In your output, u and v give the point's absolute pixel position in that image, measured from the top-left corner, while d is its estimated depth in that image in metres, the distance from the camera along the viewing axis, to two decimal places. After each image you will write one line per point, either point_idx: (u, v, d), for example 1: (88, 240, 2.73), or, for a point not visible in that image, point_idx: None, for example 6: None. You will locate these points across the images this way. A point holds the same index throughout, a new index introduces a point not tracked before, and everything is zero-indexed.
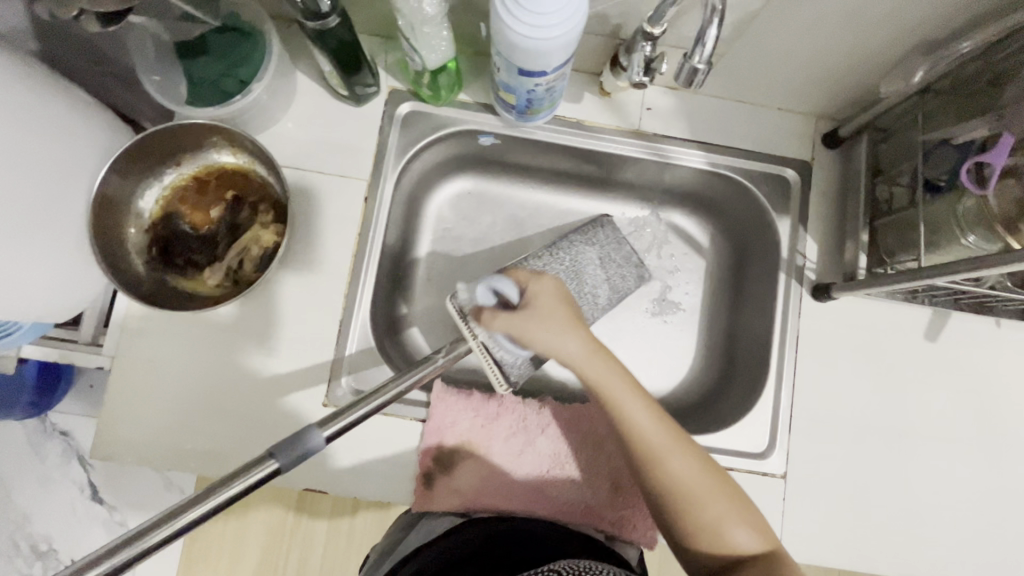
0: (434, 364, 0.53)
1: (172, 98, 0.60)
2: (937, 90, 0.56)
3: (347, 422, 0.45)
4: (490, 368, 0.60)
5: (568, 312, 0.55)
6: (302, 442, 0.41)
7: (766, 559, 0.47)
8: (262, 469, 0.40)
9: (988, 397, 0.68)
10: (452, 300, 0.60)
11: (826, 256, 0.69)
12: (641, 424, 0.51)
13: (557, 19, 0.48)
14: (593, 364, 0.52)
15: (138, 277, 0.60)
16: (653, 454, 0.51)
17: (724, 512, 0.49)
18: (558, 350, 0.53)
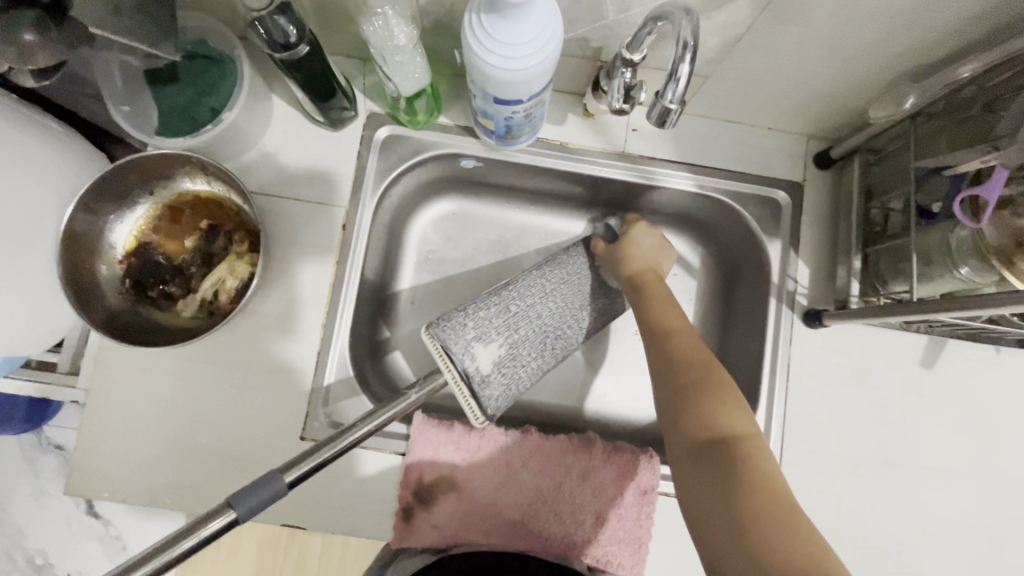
0: (408, 401, 0.51)
1: (140, 127, 0.58)
2: (931, 114, 0.54)
3: (314, 465, 0.43)
4: (467, 403, 0.53)
5: (654, 260, 0.63)
6: (263, 490, 0.40)
7: (748, 443, 0.45)
8: (220, 518, 0.38)
9: (986, 427, 0.66)
10: (429, 329, 0.54)
11: (818, 280, 0.67)
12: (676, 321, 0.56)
13: (533, 49, 0.46)
14: (661, 304, 0.58)
15: (111, 310, 0.59)
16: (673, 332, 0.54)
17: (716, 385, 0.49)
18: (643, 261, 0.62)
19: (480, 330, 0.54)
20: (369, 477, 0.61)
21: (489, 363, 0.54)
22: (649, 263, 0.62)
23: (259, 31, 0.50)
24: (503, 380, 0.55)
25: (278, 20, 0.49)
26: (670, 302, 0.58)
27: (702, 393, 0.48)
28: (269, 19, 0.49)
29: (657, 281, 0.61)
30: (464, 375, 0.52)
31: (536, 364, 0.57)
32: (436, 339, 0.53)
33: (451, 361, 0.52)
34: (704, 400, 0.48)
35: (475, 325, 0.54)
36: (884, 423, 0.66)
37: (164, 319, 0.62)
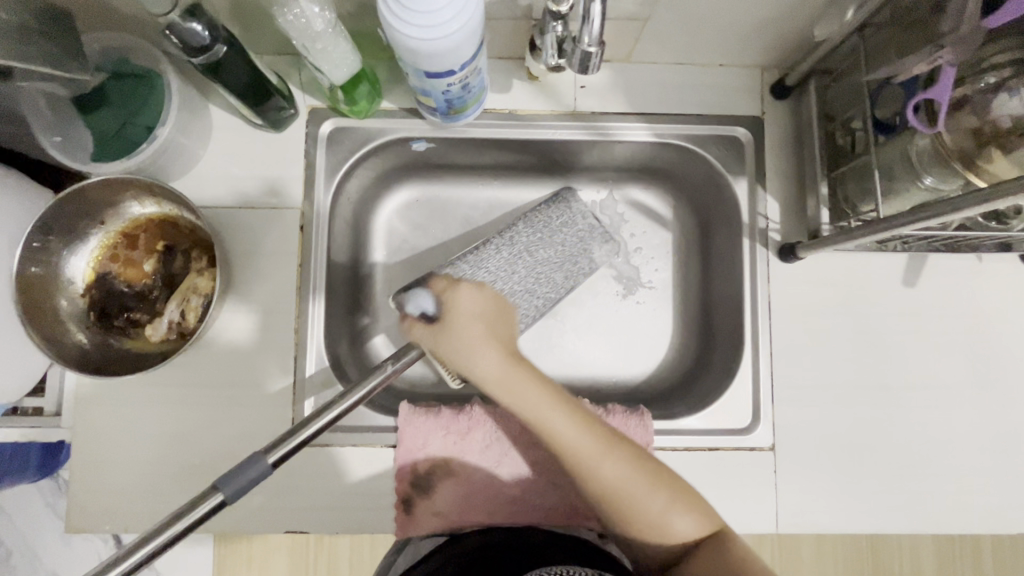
0: (384, 373, 0.53)
1: (73, 158, 0.56)
2: (877, 24, 0.52)
3: (291, 446, 0.47)
4: (438, 365, 0.57)
5: (497, 333, 0.54)
6: (245, 474, 0.44)
7: (724, 534, 0.50)
8: (207, 502, 0.43)
9: (978, 335, 0.65)
10: (393, 306, 0.57)
11: (789, 213, 0.66)
12: (560, 430, 0.51)
13: (455, 9, 0.45)
14: (551, 414, 0.51)
15: (81, 345, 0.59)
16: (577, 461, 0.51)
17: (665, 510, 0.50)
18: (467, 365, 0.53)
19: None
20: (365, 472, 0.61)
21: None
22: (499, 337, 0.54)
23: (172, 39, 0.49)
24: None
25: (189, 23, 0.48)
26: (513, 372, 0.52)
27: (652, 519, 0.50)
28: (181, 24, 0.47)
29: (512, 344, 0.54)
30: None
31: (509, 322, 0.60)
32: (406, 309, 0.56)
33: (421, 327, 0.55)
34: (630, 513, 0.50)
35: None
36: (873, 346, 0.65)
37: (134, 347, 0.61)
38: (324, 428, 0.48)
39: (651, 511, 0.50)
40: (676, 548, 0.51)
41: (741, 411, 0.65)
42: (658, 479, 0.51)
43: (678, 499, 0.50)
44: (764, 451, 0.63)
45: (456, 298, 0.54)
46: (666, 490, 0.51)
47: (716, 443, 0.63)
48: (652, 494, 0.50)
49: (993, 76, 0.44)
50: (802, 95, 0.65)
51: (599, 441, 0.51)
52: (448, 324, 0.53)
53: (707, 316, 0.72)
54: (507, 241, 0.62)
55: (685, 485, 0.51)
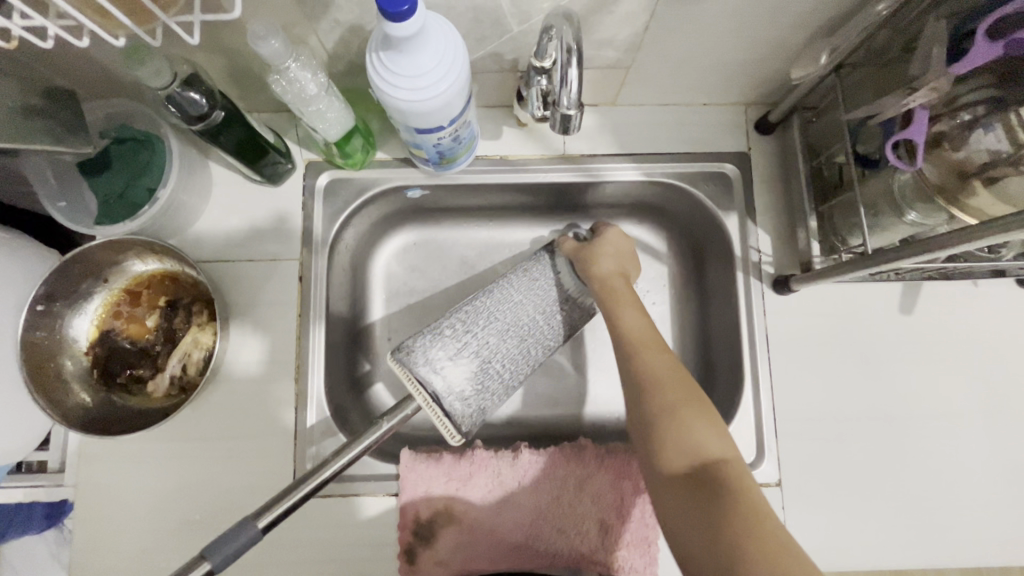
0: (379, 430, 0.52)
1: (79, 221, 0.58)
2: (853, 65, 0.54)
3: (282, 510, 0.46)
4: (439, 421, 0.55)
5: (621, 263, 0.63)
6: (233, 540, 0.43)
7: (728, 465, 0.45)
8: (195, 571, 0.41)
9: (978, 362, 0.65)
10: (394, 357, 0.55)
11: (780, 246, 0.67)
12: (629, 321, 0.56)
13: (443, 70, 0.46)
14: (625, 306, 0.57)
15: (84, 405, 0.59)
16: (637, 339, 0.54)
17: (682, 408, 0.48)
18: (614, 279, 0.60)
19: (450, 351, 0.56)
20: (367, 525, 0.60)
21: (460, 380, 0.55)
22: (612, 263, 0.62)
23: (171, 108, 0.51)
24: (479, 395, 0.56)
25: (187, 93, 0.50)
26: (632, 301, 0.58)
27: (674, 429, 0.47)
28: (178, 95, 0.50)
29: (621, 281, 0.61)
30: (435, 395, 0.54)
31: (512, 375, 0.59)
32: (404, 366, 0.54)
33: (419, 383, 0.54)
34: (676, 429, 0.47)
35: (443, 346, 0.56)
36: (874, 376, 0.65)
37: (136, 403, 0.62)
38: (315, 489, 0.48)
39: (671, 431, 0.47)
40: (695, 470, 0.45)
41: (745, 446, 0.64)
42: (701, 403, 0.49)
43: (695, 412, 0.48)
44: (770, 486, 0.63)
45: (609, 235, 0.65)
46: (675, 397, 0.49)
47: None
48: (686, 413, 0.48)
49: (968, 113, 0.45)
50: (786, 130, 0.66)
51: (655, 334, 0.55)
52: (591, 250, 0.63)
53: (707, 349, 0.72)
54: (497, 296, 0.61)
55: (703, 399, 0.50)
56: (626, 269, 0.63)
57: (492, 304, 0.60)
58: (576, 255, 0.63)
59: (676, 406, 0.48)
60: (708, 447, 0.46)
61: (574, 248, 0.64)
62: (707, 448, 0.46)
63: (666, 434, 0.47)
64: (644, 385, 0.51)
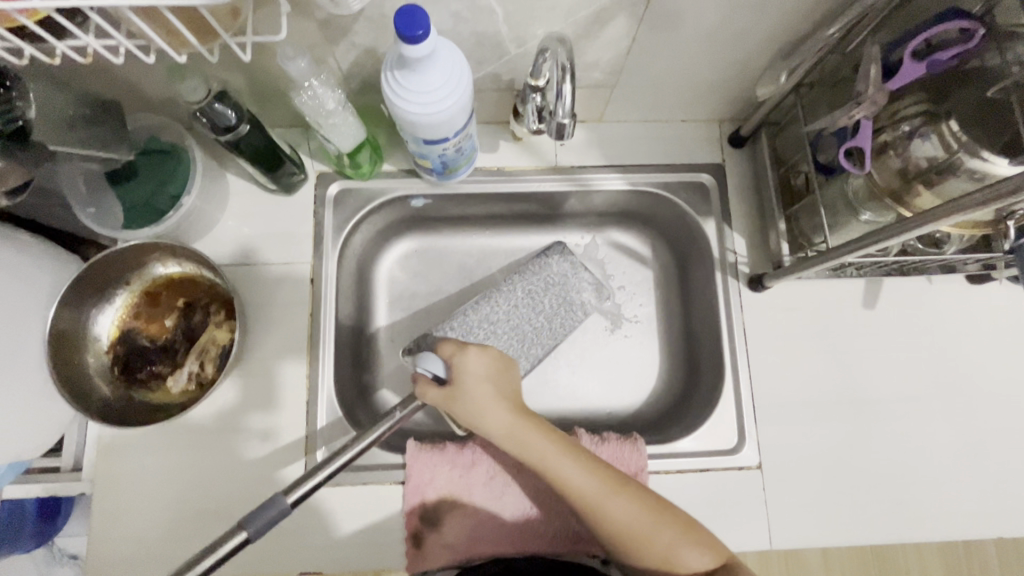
0: (395, 418, 0.57)
1: (108, 226, 0.63)
2: (810, 83, 0.61)
3: (310, 487, 0.51)
4: (450, 415, 0.63)
5: (503, 397, 0.60)
6: (269, 510, 0.47)
7: (727, 565, 0.53)
8: (234, 539, 0.46)
9: (936, 351, 0.71)
10: (409, 351, 0.71)
11: (755, 248, 0.73)
12: (572, 475, 0.56)
13: (450, 89, 0.52)
14: (539, 445, 0.58)
15: (105, 400, 0.62)
16: (589, 503, 0.55)
17: (675, 543, 0.53)
18: (488, 426, 0.59)
19: (449, 346, 0.67)
20: (373, 509, 0.64)
21: None
22: (490, 392, 0.60)
23: (202, 120, 0.56)
24: None
25: (218, 107, 0.55)
26: (521, 426, 0.59)
27: (666, 552, 0.53)
28: (209, 108, 0.55)
29: (507, 401, 0.60)
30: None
31: (513, 369, 0.68)
32: (418, 371, 0.61)
33: (432, 380, 0.62)
34: (671, 553, 0.53)
35: (452, 348, 0.65)
36: (844, 365, 0.70)
37: (155, 398, 0.65)
38: (340, 468, 0.52)
39: (658, 548, 0.53)
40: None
41: (728, 432, 0.69)
42: (659, 513, 0.54)
43: (682, 533, 0.54)
44: (751, 468, 0.67)
45: (465, 361, 0.60)
46: (669, 528, 0.54)
47: (705, 464, 0.67)
48: (662, 537, 0.53)
49: (906, 124, 0.52)
50: (756, 143, 0.73)
51: (603, 484, 0.56)
52: (456, 390, 0.58)
53: (690, 345, 0.77)
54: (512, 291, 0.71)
55: (688, 519, 0.55)
56: (503, 378, 0.62)
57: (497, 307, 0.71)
58: (445, 403, 0.58)
59: (668, 545, 0.53)
60: (694, 561, 0.53)
61: (470, 344, 0.62)
62: (698, 565, 0.53)
63: (659, 559, 0.53)
64: (624, 541, 0.54)
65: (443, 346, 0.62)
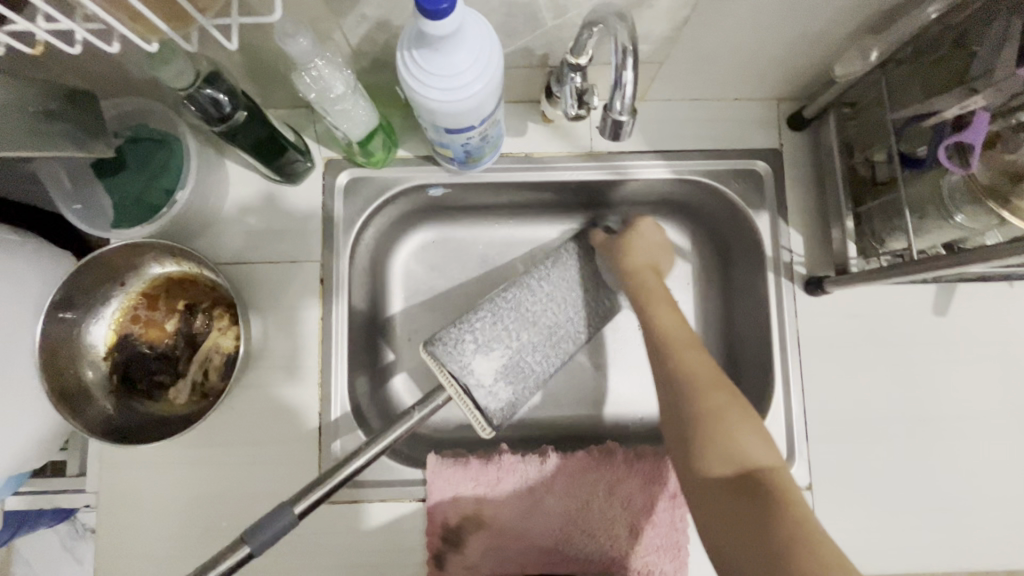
0: (412, 419, 0.53)
1: (95, 224, 0.56)
2: (900, 59, 0.52)
3: (317, 498, 0.48)
4: (472, 415, 0.55)
5: (659, 255, 0.63)
6: (270, 526, 0.45)
7: (773, 475, 0.45)
8: (235, 553, 0.44)
9: (1014, 364, 0.64)
10: (425, 348, 0.55)
11: (813, 246, 0.65)
12: (698, 374, 0.51)
13: (479, 70, 0.44)
14: (668, 319, 0.56)
15: (105, 413, 0.58)
16: (675, 352, 0.53)
17: (738, 424, 0.48)
18: (631, 248, 0.62)
19: (481, 342, 0.56)
20: (392, 529, 0.60)
21: (491, 372, 0.55)
22: (653, 257, 0.63)
23: (191, 109, 0.49)
24: (510, 387, 0.56)
25: (207, 92, 0.48)
26: (679, 315, 0.57)
27: (715, 420, 0.48)
28: (198, 94, 0.47)
29: (654, 276, 0.61)
30: (466, 388, 0.54)
31: (544, 365, 0.58)
32: (435, 357, 0.55)
33: (451, 374, 0.54)
34: (710, 433, 0.48)
35: (475, 337, 0.56)
36: (908, 378, 0.64)
37: (158, 409, 0.60)
38: (350, 475, 0.49)
39: (723, 428, 0.48)
40: (732, 475, 0.46)
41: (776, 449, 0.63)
42: (733, 401, 0.49)
43: (745, 414, 0.49)
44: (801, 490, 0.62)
45: (642, 224, 0.65)
46: (726, 401, 0.49)
47: None
48: (730, 415, 0.48)
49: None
50: (820, 126, 0.64)
51: (685, 336, 0.55)
52: (623, 242, 0.63)
53: (733, 350, 0.71)
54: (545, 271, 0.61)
55: (753, 415, 0.49)
56: (658, 260, 0.63)
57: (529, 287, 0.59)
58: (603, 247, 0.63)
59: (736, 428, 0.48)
60: (749, 444, 0.47)
61: (604, 239, 0.63)
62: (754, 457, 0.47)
63: (708, 436, 0.48)
64: (679, 380, 0.51)
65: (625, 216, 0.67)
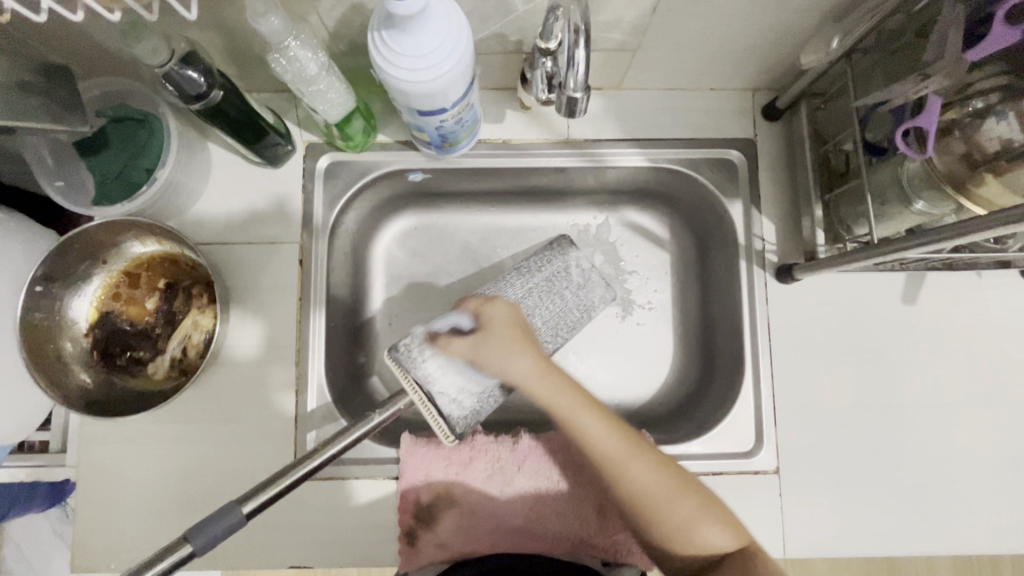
0: (372, 422, 0.52)
1: (77, 201, 0.58)
2: (864, 50, 0.53)
3: (270, 495, 0.47)
4: (434, 420, 0.56)
5: (528, 347, 0.54)
6: (221, 521, 0.44)
7: (746, 555, 0.48)
8: (180, 551, 0.42)
9: (980, 352, 0.65)
10: (391, 353, 0.56)
11: (785, 234, 0.66)
12: (642, 483, 0.50)
13: (446, 51, 0.45)
14: (584, 417, 0.51)
15: (84, 387, 0.59)
16: (609, 461, 0.50)
17: (695, 515, 0.49)
18: (510, 369, 0.54)
19: (446, 353, 0.56)
20: (366, 505, 0.61)
21: (455, 382, 0.55)
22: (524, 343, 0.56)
23: (169, 87, 0.50)
24: (474, 394, 0.56)
25: (185, 71, 0.49)
26: (548, 374, 0.53)
27: (678, 535, 0.49)
28: (176, 73, 0.48)
29: None
30: (429, 395, 0.55)
31: None
32: (401, 366, 0.56)
33: (414, 381, 0.55)
34: (675, 539, 0.49)
35: (439, 348, 0.56)
36: (876, 365, 0.65)
37: (137, 384, 0.62)
38: (305, 476, 0.48)
39: (673, 521, 0.49)
40: (705, 561, 0.49)
41: (744, 433, 0.64)
42: (683, 484, 0.50)
43: (704, 506, 0.49)
44: (768, 473, 0.63)
45: (492, 312, 0.56)
46: (691, 498, 0.49)
47: (719, 467, 0.63)
48: (680, 506, 0.49)
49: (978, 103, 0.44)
50: (793, 117, 0.65)
51: (625, 444, 0.51)
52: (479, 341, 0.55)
53: (707, 337, 0.72)
54: (519, 283, 0.61)
55: (710, 493, 0.50)
56: (517, 342, 0.55)
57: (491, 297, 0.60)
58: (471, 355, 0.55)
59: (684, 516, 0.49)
60: (709, 535, 0.48)
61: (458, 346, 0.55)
62: (712, 544, 0.48)
63: (672, 536, 0.49)
64: (626, 491, 0.50)
65: (466, 299, 0.57)
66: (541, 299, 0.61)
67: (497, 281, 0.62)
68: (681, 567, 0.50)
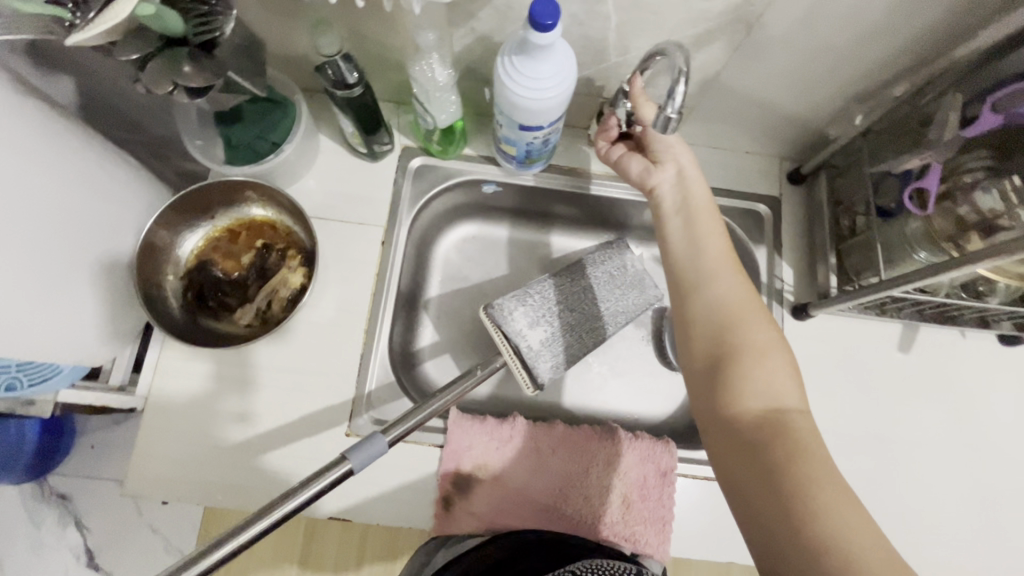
0: (475, 377, 0.58)
1: (211, 160, 0.68)
2: (878, 132, 0.66)
3: (405, 429, 0.50)
4: (518, 371, 0.64)
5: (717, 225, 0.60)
6: (369, 448, 0.47)
7: (795, 414, 0.48)
8: (338, 469, 0.45)
9: (962, 401, 0.74)
10: (486, 310, 0.65)
11: (801, 279, 0.77)
12: (756, 338, 0.52)
13: (557, 80, 0.57)
14: (726, 269, 0.57)
15: (174, 318, 0.66)
16: (732, 309, 0.54)
17: (770, 363, 0.51)
18: (687, 220, 0.61)
19: (533, 316, 0.66)
20: (410, 468, 0.66)
21: (539, 341, 0.65)
22: None
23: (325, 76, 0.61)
24: (552, 355, 0.65)
25: (342, 65, 0.60)
26: (714, 218, 0.60)
27: (743, 372, 0.51)
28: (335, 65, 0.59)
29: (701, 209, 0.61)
30: (518, 350, 0.63)
31: (580, 342, 0.68)
32: (495, 321, 0.64)
33: (506, 336, 0.64)
34: (741, 373, 0.50)
35: (528, 312, 0.66)
36: (874, 402, 0.73)
37: (219, 327, 0.68)
38: (429, 416, 0.52)
39: (752, 337, 0.53)
40: (757, 420, 0.48)
41: None
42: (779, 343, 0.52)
43: (781, 360, 0.51)
44: None
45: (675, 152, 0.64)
46: (773, 347, 0.52)
47: None
48: (756, 361, 0.51)
49: None
50: (814, 183, 0.78)
51: (750, 305, 0.55)
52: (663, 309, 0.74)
53: None
54: (587, 278, 0.70)
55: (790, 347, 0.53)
56: None
57: (564, 283, 0.69)
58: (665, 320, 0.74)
59: (749, 373, 0.50)
60: (775, 375, 0.50)
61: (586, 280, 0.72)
62: (777, 400, 0.49)
63: (746, 363, 0.51)
64: (719, 310, 0.54)
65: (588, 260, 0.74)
66: (607, 292, 0.71)
67: (563, 271, 0.71)
68: (735, 408, 0.49)
